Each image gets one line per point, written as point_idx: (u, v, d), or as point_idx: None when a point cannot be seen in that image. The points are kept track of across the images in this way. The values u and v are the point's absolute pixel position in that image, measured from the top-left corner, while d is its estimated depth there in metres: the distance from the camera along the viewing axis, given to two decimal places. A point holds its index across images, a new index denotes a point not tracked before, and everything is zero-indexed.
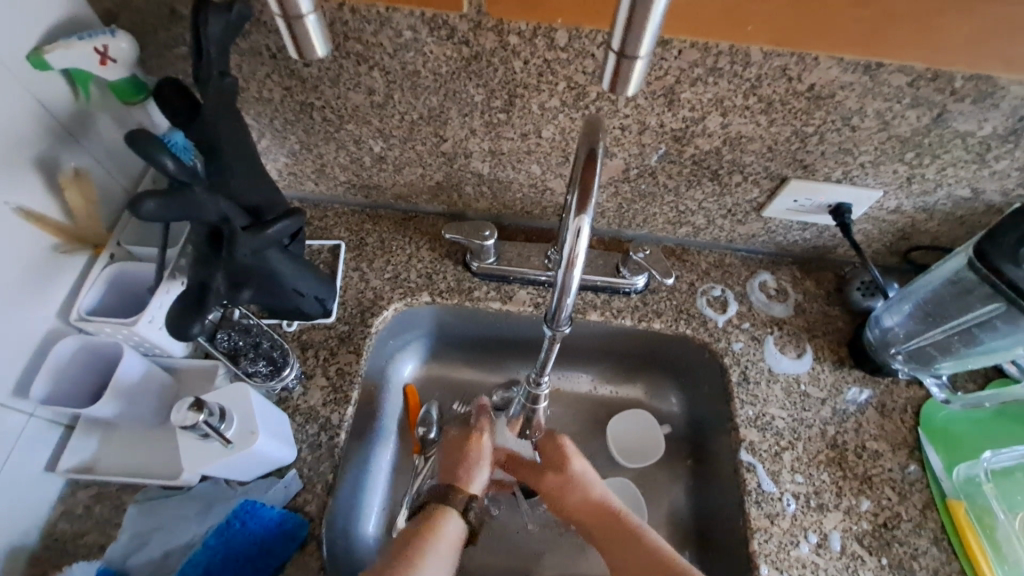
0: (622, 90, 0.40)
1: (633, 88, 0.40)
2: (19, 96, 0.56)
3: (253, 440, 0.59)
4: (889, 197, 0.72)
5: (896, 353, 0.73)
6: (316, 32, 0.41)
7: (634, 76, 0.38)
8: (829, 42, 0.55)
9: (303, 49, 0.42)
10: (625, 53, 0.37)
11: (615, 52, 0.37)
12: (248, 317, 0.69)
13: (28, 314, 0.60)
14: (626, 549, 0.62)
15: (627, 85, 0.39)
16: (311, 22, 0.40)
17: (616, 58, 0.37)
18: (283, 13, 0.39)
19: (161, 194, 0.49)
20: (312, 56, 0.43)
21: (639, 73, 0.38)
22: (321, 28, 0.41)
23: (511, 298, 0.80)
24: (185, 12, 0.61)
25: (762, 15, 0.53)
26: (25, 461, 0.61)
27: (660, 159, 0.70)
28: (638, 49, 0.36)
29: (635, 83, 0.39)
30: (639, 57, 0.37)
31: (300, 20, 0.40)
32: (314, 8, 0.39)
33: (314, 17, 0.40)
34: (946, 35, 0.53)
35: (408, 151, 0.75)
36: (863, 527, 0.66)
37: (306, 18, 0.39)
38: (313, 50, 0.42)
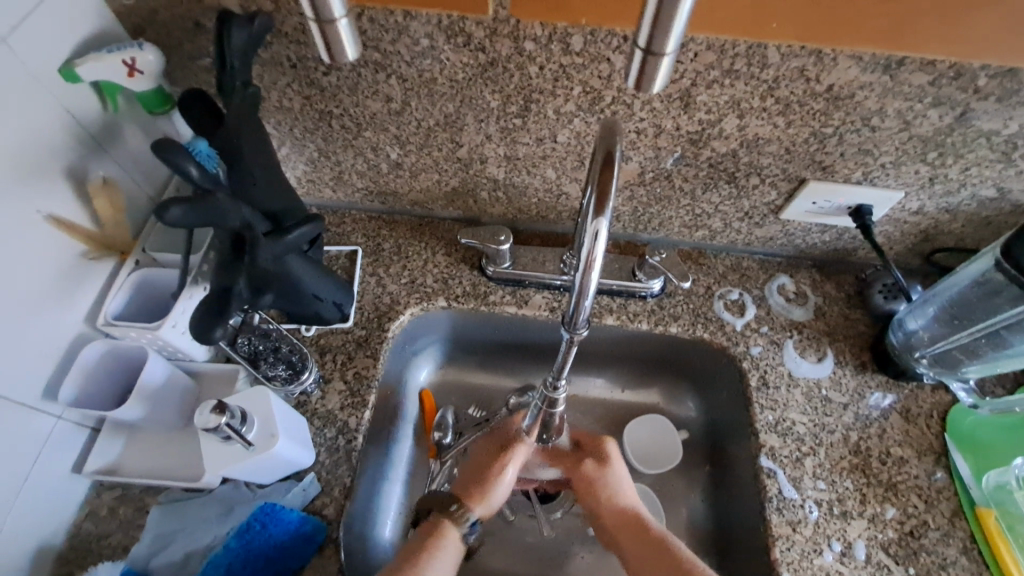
0: (648, 88, 0.39)
1: (660, 85, 0.40)
2: (49, 106, 0.58)
3: (273, 443, 0.59)
4: (910, 198, 0.71)
5: (920, 357, 0.71)
6: (347, 36, 0.41)
7: (661, 73, 0.38)
8: (856, 37, 0.54)
9: (332, 52, 0.42)
10: (651, 51, 0.37)
11: (642, 50, 0.37)
12: (268, 322, 0.72)
13: (57, 318, 0.61)
14: (650, 556, 0.63)
15: (653, 83, 0.39)
16: (343, 26, 0.40)
17: (643, 56, 0.37)
18: (316, 17, 0.40)
19: (187, 199, 0.50)
20: (342, 58, 0.43)
21: (666, 71, 0.38)
22: (351, 32, 0.41)
23: (527, 302, 0.80)
24: (209, 25, 0.62)
25: (782, 10, 0.53)
26: (53, 463, 0.62)
27: (676, 162, 0.70)
28: (664, 46, 0.36)
29: (662, 79, 0.39)
30: (665, 54, 0.37)
31: (331, 25, 0.40)
32: (346, 12, 0.40)
33: (346, 22, 0.41)
34: (976, 30, 0.52)
35: (425, 157, 0.76)
36: (888, 535, 0.65)
37: (338, 22, 0.40)
38: (343, 53, 0.42)
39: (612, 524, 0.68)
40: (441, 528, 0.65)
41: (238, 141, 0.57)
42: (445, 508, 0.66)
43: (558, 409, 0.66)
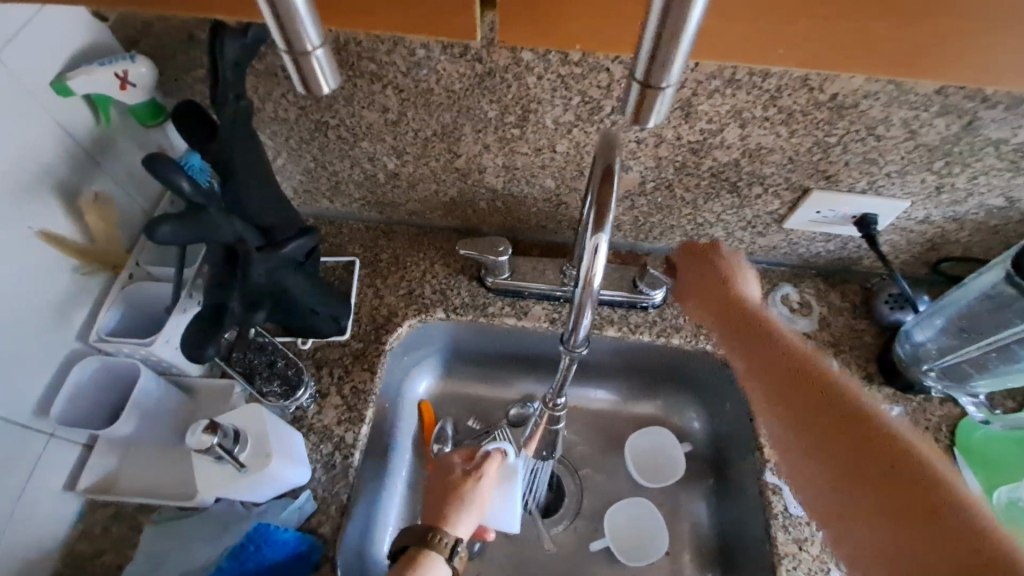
0: (644, 122, 0.37)
1: (655, 120, 0.37)
2: (40, 121, 0.57)
3: (267, 463, 0.58)
4: (917, 207, 0.70)
5: (928, 370, 0.70)
6: (324, 68, 0.36)
7: (660, 106, 0.36)
8: (876, 62, 0.46)
9: (307, 81, 0.36)
10: (649, 84, 0.35)
11: (639, 83, 0.35)
12: (263, 335, 0.71)
13: (50, 334, 0.61)
14: (845, 440, 0.52)
15: (651, 117, 0.37)
16: (318, 57, 0.35)
17: (641, 88, 0.35)
18: (289, 48, 0.34)
19: (178, 216, 0.49)
20: (320, 91, 0.37)
21: (664, 105, 0.36)
22: (328, 63, 0.36)
23: (526, 314, 0.79)
24: (204, 36, 0.62)
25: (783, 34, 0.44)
26: (45, 482, 0.61)
27: (677, 172, 0.69)
28: (663, 79, 0.34)
29: (659, 114, 0.37)
30: (665, 87, 0.35)
31: (306, 56, 0.35)
32: (323, 42, 0.34)
33: (323, 52, 0.35)
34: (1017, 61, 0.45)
35: (422, 167, 0.75)
36: None
37: (315, 54, 0.34)
38: (319, 85, 0.37)
39: (733, 313, 0.65)
40: (421, 556, 0.59)
41: (232, 155, 0.57)
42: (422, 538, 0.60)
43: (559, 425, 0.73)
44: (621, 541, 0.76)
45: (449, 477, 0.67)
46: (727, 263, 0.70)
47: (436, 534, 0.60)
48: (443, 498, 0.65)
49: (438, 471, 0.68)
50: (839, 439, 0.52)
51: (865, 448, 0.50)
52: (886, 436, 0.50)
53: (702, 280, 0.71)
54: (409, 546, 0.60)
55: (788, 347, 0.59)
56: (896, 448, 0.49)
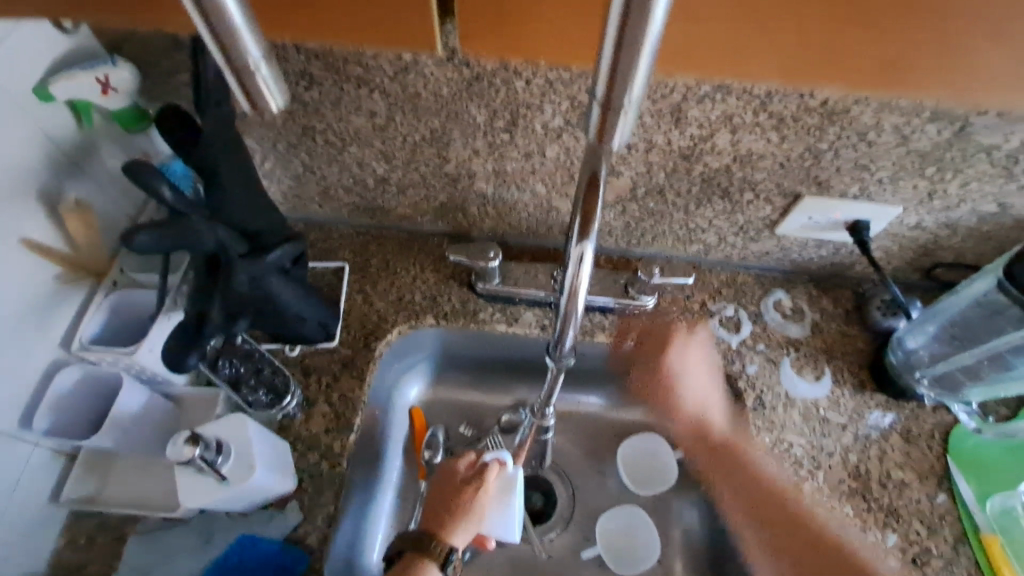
0: (607, 142, 0.38)
1: (619, 140, 0.38)
2: (21, 127, 0.56)
3: (251, 473, 0.57)
4: (909, 213, 0.69)
5: (919, 378, 0.69)
6: (268, 82, 0.33)
7: (621, 131, 0.37)
8: (852, 78, 0.46)
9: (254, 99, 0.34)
10: (609, 108, 0.35)
11: (599, 105, 0.35)
12: (249, 343, 0.70)
13: (32, 343, 0.60)
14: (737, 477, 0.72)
15: (613, 137, 0.37)
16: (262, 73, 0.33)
17: (601, 111, 0.36)
18: (226, 60, 0.32)
19: (156, 226, 0.49)
20: (267, 108, 0.35)
21: (624, 128, 0.36)
22: (276, 81, 0.34)
23: (516, 320, 0.78)
24: (187, 40, 0.61)
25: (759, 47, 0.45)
26: (29, 493, 0.60)
27: (668, 177, 0.68)
28: (621, 103, 0.34)
29: (621, 136, 0.37)
30: (625, 110, 0.35)
31: (244, 69, 0.32)
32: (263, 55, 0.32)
33: (266, 68, 0.33)
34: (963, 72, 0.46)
35: (412, 172, 0.74)
36: (891, 564, 0.63)
37: (257, 70, 0.32)
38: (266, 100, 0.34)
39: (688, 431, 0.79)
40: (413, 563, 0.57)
41: (215, 162, 0.56)
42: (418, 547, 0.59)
43: (548, 421, 0.71)
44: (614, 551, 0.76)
45: (449, 484, 0.65)
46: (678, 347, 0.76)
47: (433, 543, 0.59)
48: (443, 505, 0.64)
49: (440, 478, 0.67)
50: (796, 534, 0.65)
51: (777, 528, 0.66)
52: (799, 514, 0.65)
53: (649, 368, 0.80)
54: (405, 555, 0.59)
55: (751, 475, 0.70)
56: (790, 514, 0.66)
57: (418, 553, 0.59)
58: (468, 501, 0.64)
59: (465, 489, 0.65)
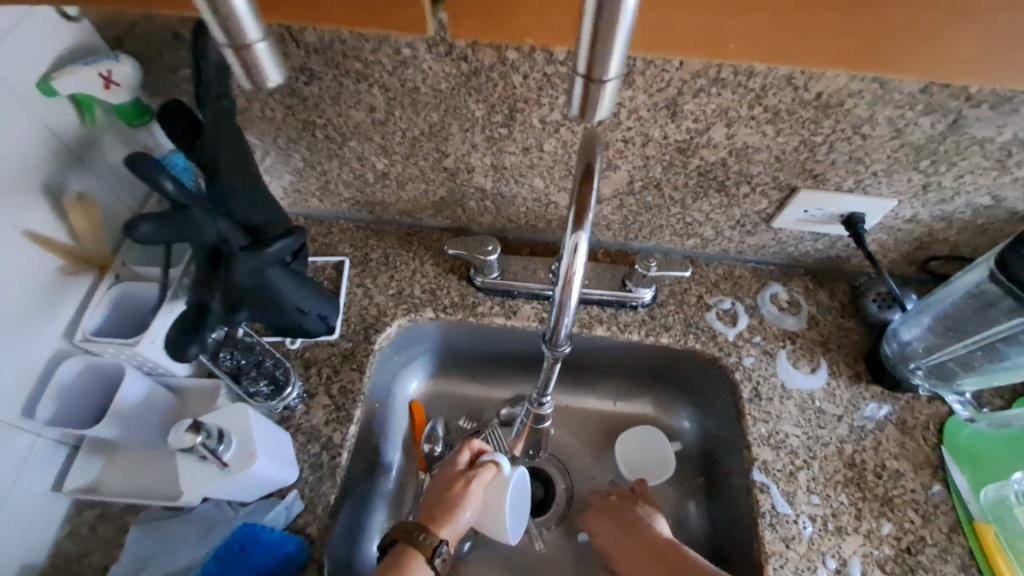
0: (592, 116, 0.38)
1: (604, 112, 0.38)
2: (25, 121, 0.57)
3: (253, 461, 0.58)
4: (904, 206, 0.70)
5: (914, 369, 0.70)
6: (267, 60, 0.34)
7: (606, 99, 0.36)
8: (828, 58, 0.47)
9: (251, 78, 0.35)
10: (592, 78, 0.35)
11: (582, 77, 0.35)
12: (251, 336, 0.71)
13: (36, 335, 0.60)
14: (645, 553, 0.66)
15: (597, 110, 0.37)
16: (260, 50, 0.34)
17: (584, 83, 0.35)
18: (229, 41, 0.33)
19: (158, 216, 0.49)
20: (264, 85, 0.36)
21: (609, 98, 0.36)
22: (272, 53, 0.35)
23: (515, 313, 0.79)
24: (188, 35, 0.61)
25: (739, 28, 0.46)
26: (31, 483, 0.61)
27: (664, 171, 0.69)
28: (606, 72, 0.34)
29: (606, 107, 0.37)
30: (608, 80, 0.35)
31: (247, 49, 0.34)
32: (264, 36, 0.33)
33: (266, 45, 0.34)
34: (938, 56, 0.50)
35: (411, 167, 0.75)
36: (885, 552, 0.63)
37: (255, 47, 0.33)
38: (264, 79, 0.36)
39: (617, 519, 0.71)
40: (402, 553, 0.59)
41: (216, 155, 0.56)
42: (409, 536, 0.61)
43: (547, 408, 0.71)
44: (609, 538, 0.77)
45: (444, 477, 0.66)
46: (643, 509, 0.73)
47: (422, 534, 0.61)
48: (437, 498, 0.65)
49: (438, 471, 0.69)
50: None
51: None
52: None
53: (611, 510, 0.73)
54: (396, 543, 0.61)
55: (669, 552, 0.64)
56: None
57: (408, 542, 0.60)
58: (458, 495, 0.64)
59: (457, 483, 0.65)
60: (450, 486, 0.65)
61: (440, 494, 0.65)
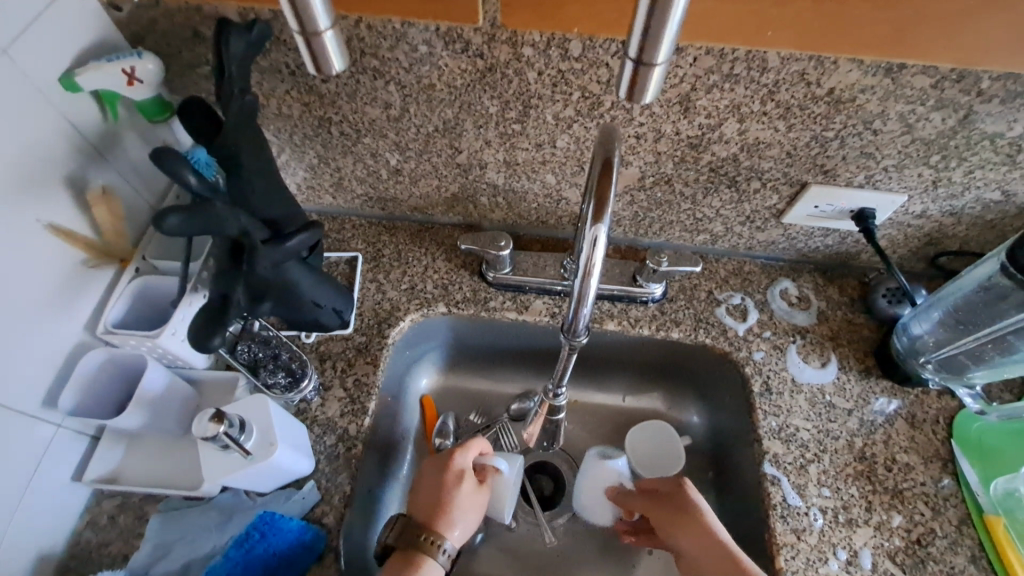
0: (639, 99, 0.40)
1: (650, 96, 0.40)
2: (50, 117, 0.58)
3: (272, 451, 0.59)
4: (914, 202, 0.70)
5: (925, 362, 0.70)
6: (333, 47, 0.42)
7: (653, 83, 0.38)
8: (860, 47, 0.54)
9: (318, 62, 0.43)
10: (643, 61, 0.37)
11: (633, 60, 0.37)
12: (267, 330, 0.71)
13: (59, 327, 0.61)
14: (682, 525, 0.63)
15: (644, 93, 0.39)
16: (329, 38, 0.41)
17: (634, 65, 0.37)
18: (301, 29, 0.40)
19: (183, 210, 0.50)
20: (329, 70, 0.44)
21: (656, 81, 0.38)
22: (337, 44, 0.42)
23: (527, 308, 0.80)
24: (208, 33, 0.63)
25: (777, 18, 0.52)
26: (52, 472, 0.62)
27: (676, 167, 0.70)
28: (655, 55, 0.36)
29: (652, 90, 0.39)
30: (657, 65, 0.37)
31: (317, 37, 0.41)
32: (331, 23, 0.40)
33: (332, 33, 0.41)
34: (979, 39, 0.52)
35: (424, 163, 0.76)
36: (895, 544, 0.64)
37: (324, 34, 0.40)
38: (330, 65, 0.43)
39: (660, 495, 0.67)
40: (416, 558, 0.60)
41: (237, 150, 0.57)
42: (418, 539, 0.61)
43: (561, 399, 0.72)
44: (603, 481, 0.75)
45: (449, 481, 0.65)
46: (694, 497, 0.63)
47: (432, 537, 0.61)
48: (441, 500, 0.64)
49: (435, 461, 0.68)
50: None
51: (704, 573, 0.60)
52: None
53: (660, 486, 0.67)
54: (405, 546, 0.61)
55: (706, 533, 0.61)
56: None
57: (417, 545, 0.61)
58: (471, 497, 0.66)
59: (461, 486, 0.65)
60: (457, 485, 0.65)
61: (446, 493, 0.65)
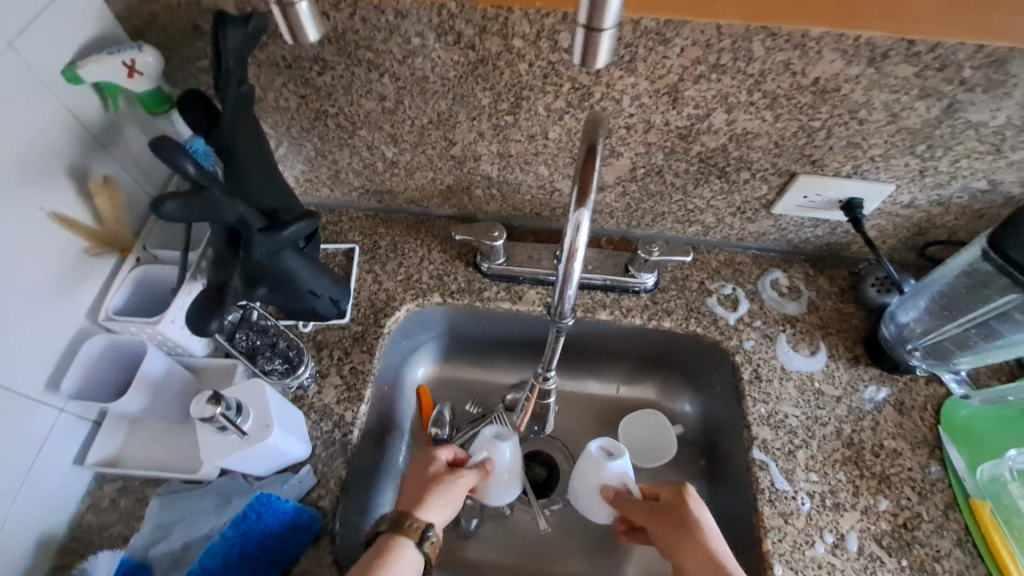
0: (591, 65, 0.41)
1: (602, 62, 0.41)
2: (53, 108, 0.59)
3: (268, 434, 0.60)
4: (902, 191, 0.71)
5: (913, 349, 0.71)
6: (308, 20, 0.44)
7: (603, 50, 0.40)
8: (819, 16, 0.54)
9: (295, 34, 0.45)
10: (592, 27, 0.38)
11: (584, 26, 0.38)
12: (265, 318, 0.73)
13: (62, 313, 0.63)
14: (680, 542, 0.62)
15: (596, 59, 0.40)
16: (304, 10, 0.43)
17: (585, 32, 0.39)
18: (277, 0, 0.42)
19: (182, 195, 0.51)
20: (305, 40, 0.45)
21: (606, 48, 0.39)
22: (312, 16, 0.44)
23: (520, 298, 0.81)
24: (207, 27, 0.64)
25: None
26: (55, 455, 0.64)
27: (666, 158, 0.71)
28: (603, 21, 0.38)
29: (604, 57, 0.40)
30: (605, 29, 0.38)
31: (292, 8, 0.43)
32: None
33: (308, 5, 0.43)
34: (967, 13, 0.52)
35: (419, 155, 0.77)
36: (881, 527, 0.65)
37: (298, 6, 0.43)
38: (305, 35, 0.45)
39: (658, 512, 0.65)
40: (393, 544, 0.59)
41: (233, 139, 0.59)
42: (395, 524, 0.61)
43: (551, 379, 0.73)
44: (600, 479, 0.69)
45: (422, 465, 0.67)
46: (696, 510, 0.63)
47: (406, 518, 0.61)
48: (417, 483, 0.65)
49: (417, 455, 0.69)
50: None
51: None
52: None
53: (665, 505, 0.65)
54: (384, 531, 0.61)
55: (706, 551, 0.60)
56: None
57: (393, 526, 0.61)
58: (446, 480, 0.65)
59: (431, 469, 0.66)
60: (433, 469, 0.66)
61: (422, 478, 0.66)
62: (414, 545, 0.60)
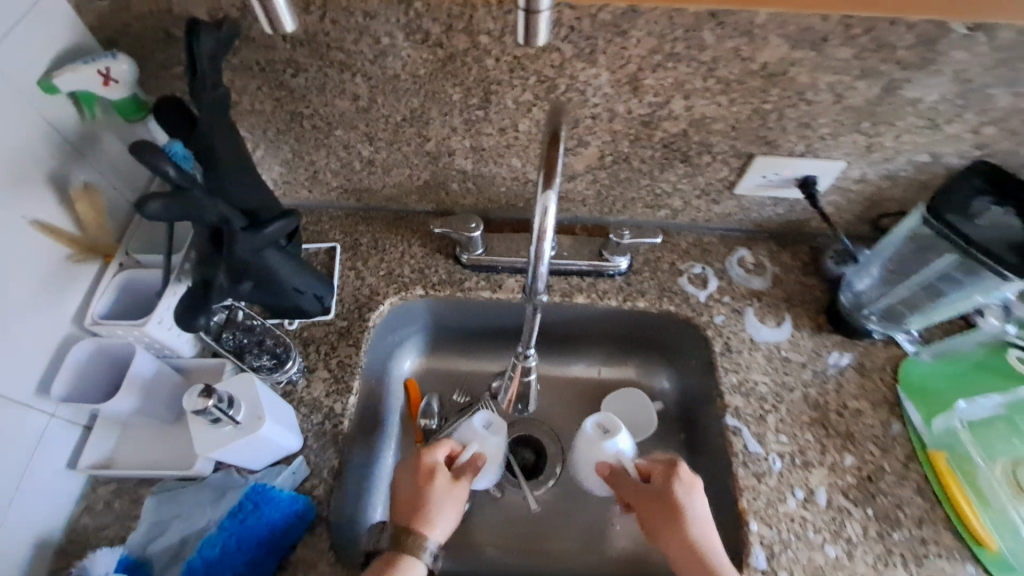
0: (533, 42, 0.44)
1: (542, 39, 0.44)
2: (31, 117, 0.61)
3: (260, 424, 0.62)
4: (852, 167, 0.76)
5: (868, 314, 0.76)
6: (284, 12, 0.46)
7: (542, 29, 0.43)
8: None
9: (271, 20, 0.46)
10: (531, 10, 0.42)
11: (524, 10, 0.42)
12: (252, 318, 0.76)
13: (48, 319, 0.64)
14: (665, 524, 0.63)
15: (537, 37, 0.44)
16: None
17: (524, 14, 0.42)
18: None
19: (165, 195, 0.53)
20: (282, 29, 0.47)
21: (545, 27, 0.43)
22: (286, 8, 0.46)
23: (500, 287, 0.83)
24: (180, 34, 0.66)
25: None
26: (47, 459, 0.64)
27: (632, 145, 0.74)
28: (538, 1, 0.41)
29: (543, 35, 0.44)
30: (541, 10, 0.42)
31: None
32: None
33: None
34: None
35: (395, 152, 0.79)
36: (847, 481, 0.69)
37: None
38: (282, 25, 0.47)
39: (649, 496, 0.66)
40: (399, 560, 0.60)
41: (211, 141, 0.60)
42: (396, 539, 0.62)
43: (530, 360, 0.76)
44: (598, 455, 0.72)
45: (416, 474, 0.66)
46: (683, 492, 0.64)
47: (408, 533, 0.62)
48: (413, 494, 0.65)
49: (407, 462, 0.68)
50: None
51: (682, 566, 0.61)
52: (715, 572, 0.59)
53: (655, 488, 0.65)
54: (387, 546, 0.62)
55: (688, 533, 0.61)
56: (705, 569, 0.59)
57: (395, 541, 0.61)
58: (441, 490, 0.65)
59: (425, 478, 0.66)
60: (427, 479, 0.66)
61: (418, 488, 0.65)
62: (419, 560, 0.61)
